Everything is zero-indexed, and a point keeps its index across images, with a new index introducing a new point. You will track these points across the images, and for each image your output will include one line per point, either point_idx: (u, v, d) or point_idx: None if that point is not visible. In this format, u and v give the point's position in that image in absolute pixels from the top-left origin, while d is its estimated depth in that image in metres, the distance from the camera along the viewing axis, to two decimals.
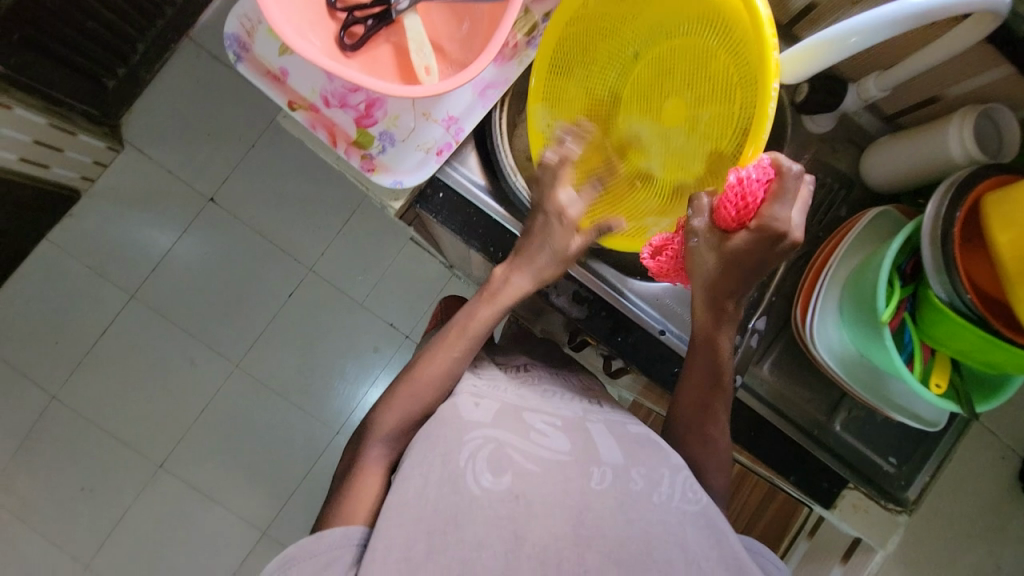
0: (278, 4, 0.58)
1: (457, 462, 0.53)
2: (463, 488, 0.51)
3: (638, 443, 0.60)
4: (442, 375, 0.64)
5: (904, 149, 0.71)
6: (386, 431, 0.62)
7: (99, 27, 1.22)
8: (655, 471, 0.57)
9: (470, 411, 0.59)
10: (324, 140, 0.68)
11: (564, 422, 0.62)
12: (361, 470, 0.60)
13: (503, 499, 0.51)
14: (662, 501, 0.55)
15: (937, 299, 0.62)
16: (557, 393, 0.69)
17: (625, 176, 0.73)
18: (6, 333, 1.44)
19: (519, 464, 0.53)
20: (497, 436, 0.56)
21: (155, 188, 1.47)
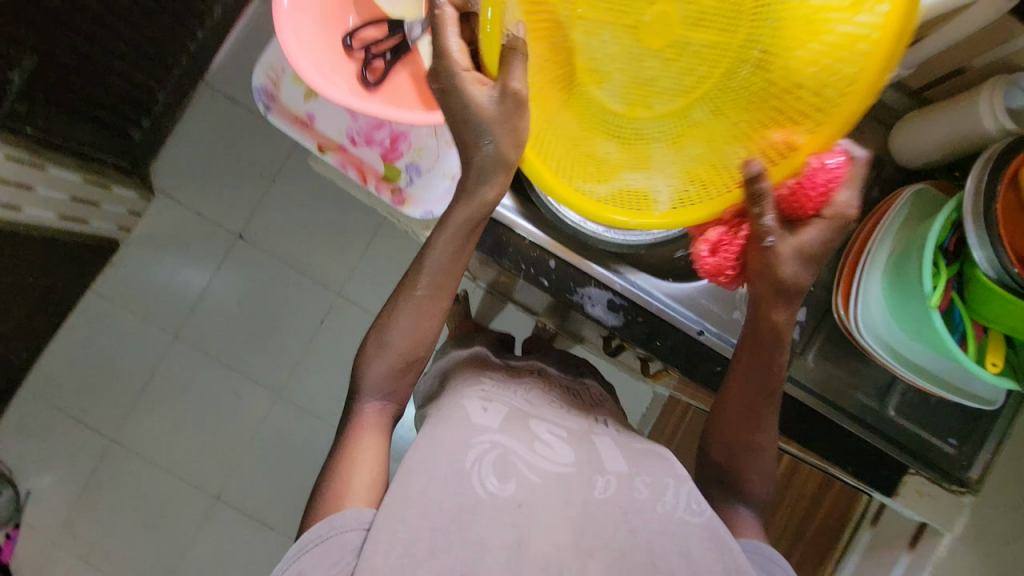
0: (304, 55, 0.60)
1: (463, 462, 0.55)
2: (469, 488, 0.53)
3: (644, 456, 0.63)
4: (422, 330, 0.59)
5: (933, 126, 0.70)
6: (372, 386, 0.60)
7: (123, 85, 1.27)
8: (660, 481, 0.60)
9: (478, 415, 0.60)
10: (355, 178, 0.70)
11: (571, 431, 0.64)
12: (356, 430, 0.58)
13: (509, 506, 0.53)
14: (665, 512, 0.57)
15: (986, 277, 0.59)
16: (561, 399, 0.71)
17: (573, 113, 0.56)
18: (62, 383, 1.51)
19: (522, 472, 0.56)
20: (504, 440, 0.58)
21: (187, 231, 1.54)
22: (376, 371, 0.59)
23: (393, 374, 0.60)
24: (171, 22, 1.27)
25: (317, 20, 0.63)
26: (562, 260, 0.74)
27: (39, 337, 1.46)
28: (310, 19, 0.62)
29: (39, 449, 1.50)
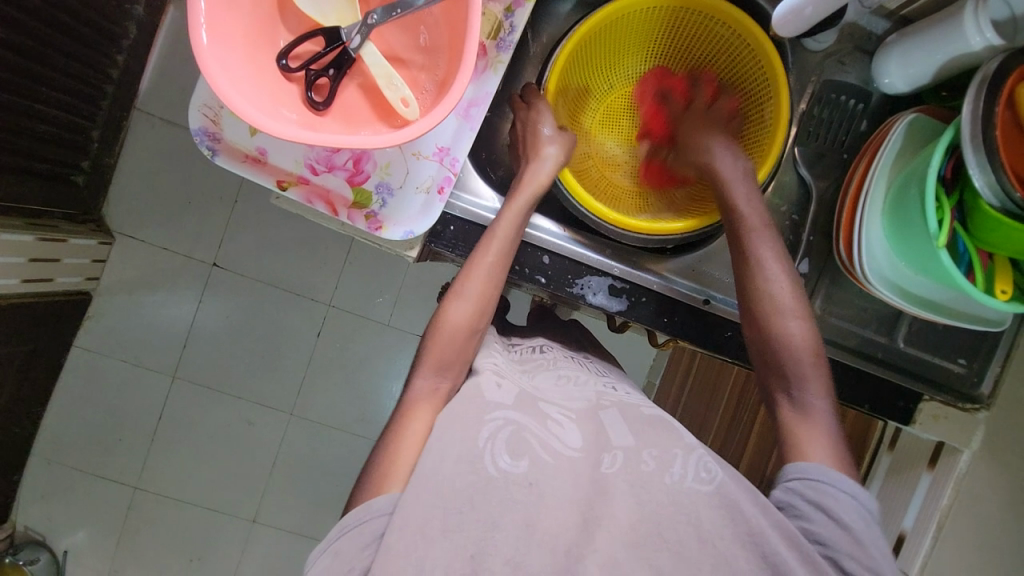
0: (238, 90, 0.54)
1: (476, 442, 0.53)
2: (481, 469, 0.51)
3: (653, 427, 0.60)
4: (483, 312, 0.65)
5: (922, 51, 0.67)
6: (431, 363, 0.62)
7: (52, 129, 1.17)
8: (668, 452, 0.57)
9: (493, 390, 0.59)
10: (324, 211, 0.65)
11: (580, 411, 0.61)
12: (411, 406, 0.60)
13: (520, 484, 0.51)
14: (674, 483, 0.54)
15: (987, 206, 0.58)
16: (569, 372, 0.68)
17: (604, 191, 0.84)
18: (69, 444, 1.48)
19: (536, 451, 0.54)
20: (517, 418, 0.56)
21: (159, 268, 1.47)
22: (438, 345, 0.63)
23: (449, 346, 0.63)
24: (86, 51, 1.16)
25: (244, 47, 0.56)
26: (556, 253, 0.73)
27: (34, 404, 1.41)
28: (236, 47, 0.55)
29: (66, 511, 1.49)
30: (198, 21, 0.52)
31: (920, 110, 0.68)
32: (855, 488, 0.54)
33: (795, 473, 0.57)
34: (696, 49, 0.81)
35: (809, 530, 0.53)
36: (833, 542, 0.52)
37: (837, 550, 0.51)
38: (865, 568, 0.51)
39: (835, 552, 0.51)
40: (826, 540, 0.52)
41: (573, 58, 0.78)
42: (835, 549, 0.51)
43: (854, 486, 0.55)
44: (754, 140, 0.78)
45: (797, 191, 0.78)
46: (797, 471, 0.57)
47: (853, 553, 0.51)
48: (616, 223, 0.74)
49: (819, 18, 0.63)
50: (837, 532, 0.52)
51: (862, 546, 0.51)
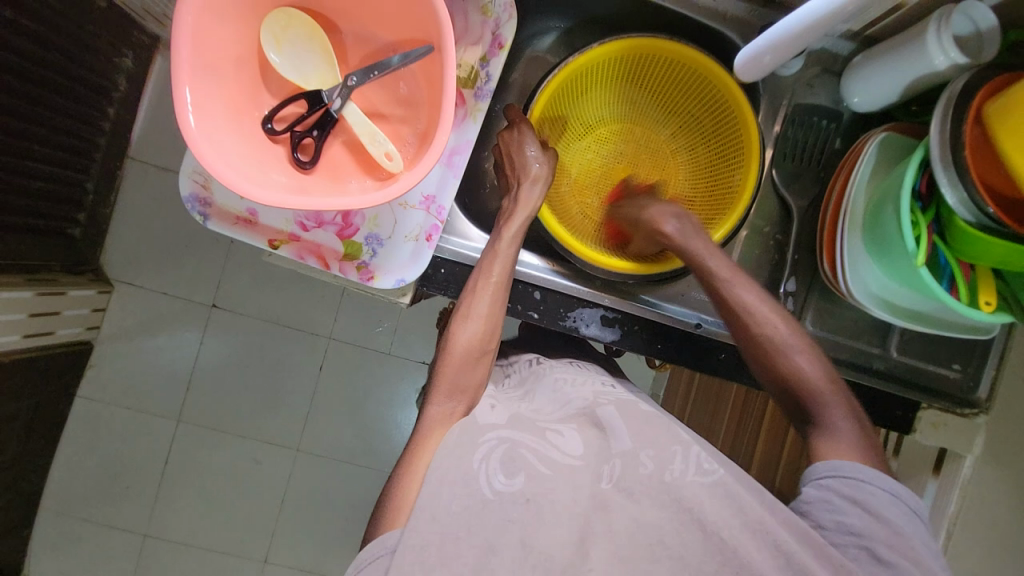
0: (227, 163, 0.56)
1: (469, 465, 0.53)
2: (477, 491, 0.51)
3: (646, 424, 0.60)
4: (478, 339, 0.64)
5: (887, 70, 0.69)
6: (445, 386, 0.61)
7: (48, 185, 1.19)
8: (666, 451, 0.57)
9: (485, 416, 0.60)
10: (316, 266, 0.66)
11: (575, 419, 0.61)
12: (426, 429, 0.59)
13: (517, 502, 0.51)
14: (674, 480, 0.54)
15: (962, 221, 0.60)
16: (565, 378, 0.69)
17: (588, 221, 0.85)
18: (77, 494, 1.48)
19: (531, 464, 0.54)
20: (512, 436, 0.56)
21: (160, 313, 1.48)
22: (453, 369, 0.62)
23: (464, 365, 0.63)
24: (78, 108, 1.18)
25: (230, 119, 0.58)
26: (547, 288, 0.74)
27: (41, 457, 1.41)
28: (221, 120, 0.57)
29: (78, 562, 1.48)
30: (182, 100, 0.54)
31: (890, 128, 0.70)
32: (871, 470, 0.55)
33: (820, 472, 0.57)
34: (671, 86, 0.82)
35: (840, 522, 0.53)
36: (866, 532, 0.52)
37: (872, 538, 0.52)
38: (903, 555, 0.51)
39: (869, 542, 0.51)
40: (860, 532, 0.52)
41: (558, 96, 0.79)
42: (872, 540, 0.52)
43: (871, 468, 0.56)
44: (730, 183, 0.79)
45: (779, 211, 0.80)
46: (824, 468, 0.57)
47: (888, 541, 0.51)
48: (574, 250, 0.75)
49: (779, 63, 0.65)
50: (867, 520, 0.53)
51: (894, 530, 0.52)
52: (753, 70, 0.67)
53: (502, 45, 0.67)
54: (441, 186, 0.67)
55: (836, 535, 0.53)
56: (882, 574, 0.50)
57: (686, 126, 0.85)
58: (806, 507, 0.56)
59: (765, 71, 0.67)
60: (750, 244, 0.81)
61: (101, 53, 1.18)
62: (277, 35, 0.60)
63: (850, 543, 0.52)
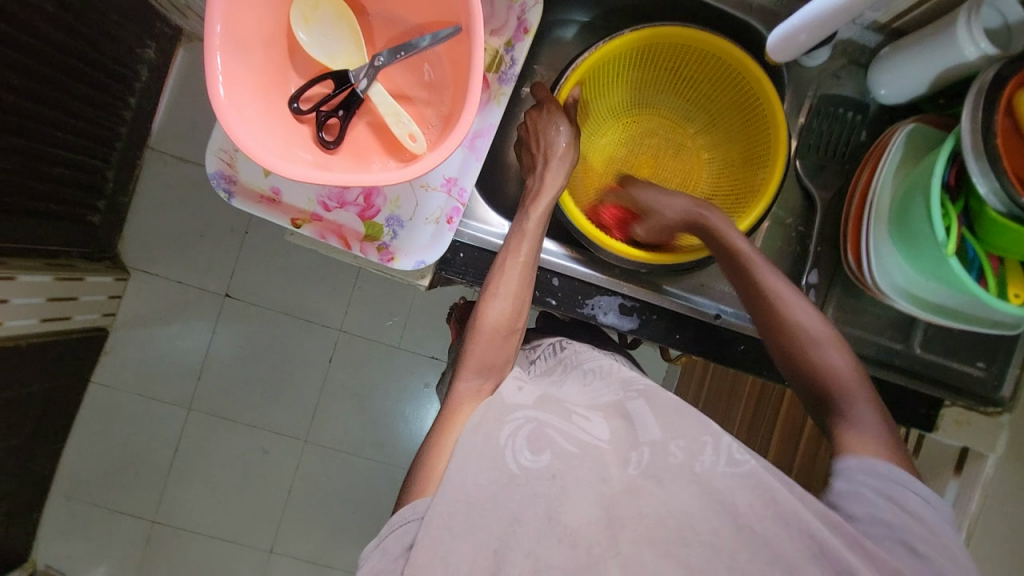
0: (255, 138, 0.56)
1: (496, 440, 0.53)
2: (503, 465, 0.51)
3: (677, 414, 0.57)
4: (505, 323, 0.64)
5: (917, 61, 0.68)
6: (472, 362, 0.61)
7: (70, 171, 1.20)
8: (697, 441, 0.55)
9: (512, 395, 0.59)
10: (337, 246, 0.67)
11: (603, 408, 0.60)
12: (455, 404, 0.59)
13: (542, 478, 0.50)
14: (705, 470, 0.53)
15: (993, 211, 0.59)
16: (594, 370, 0.67)
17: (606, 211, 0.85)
18: (88, 478, 1.49)
19: (559, 445, 0.53)
20: (539, 416, 0.55)
21: (174, 301, 1.49)
22: (478, 349, 0.62)
23: (490, 344, 0.63)
24: (101, 95, 1.20)
25: (258, 94, 0.59)
26: (565, 275, 0.74)
27: (54, 441, 1.43)
28: (250, 94, 0.58)
29: (86, 547, 1.50)
30: (214, 70, 0.55)
31: (918, 120, 0.69)
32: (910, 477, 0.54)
33: (852, 471, 0.55)
34: (703, 82, 0.82)
35: (873, 515, 0.52)
36: (904, 528, 0.51)
37: (911, 535, 0.50)
38: (935, 546, 0.50)
39: (906, 537, 0.50)
40: (891, 523, 0.51)
41: (589, 80, 0.79)
42: (910, 536, 0.50)
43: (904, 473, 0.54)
44: (754, 178, 0.79)
45: (802, 203, 0.80)
46: (853, 464, 0.56)
47: (921, 533, 0.50)
48: (590, 235, 0.74)
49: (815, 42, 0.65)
50: (903, 515, 0.51)
51: (927, 523, 0.51)
52: (787, 52, 0.67)
53: (527, 30, 0.67)
54: (462, 169, 0.67)
55: (869, 529, 0.52)
56: (922, 570, 0.49)
57: (714, 122, 0.85)
58: (839, 501, 0.54)
59: (800, 51, 0.67)
60: (772, 235, 0.80)
61: (124, 42, 1.20)
62: (306, 14, 0.60)
63: (889, 539, 0.51)
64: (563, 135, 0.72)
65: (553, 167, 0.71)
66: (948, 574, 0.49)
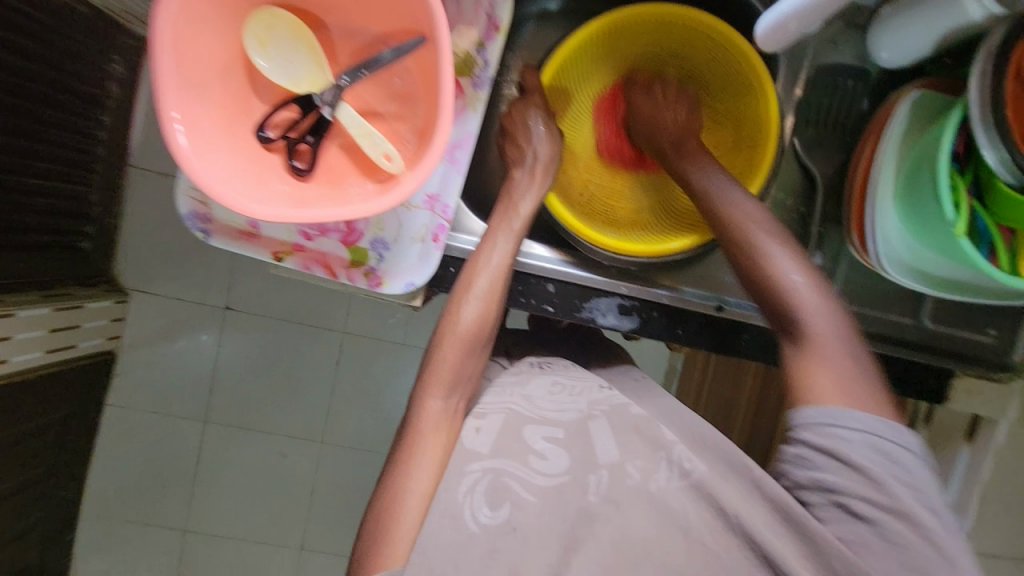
0: (221, 180, 0.53)
1: (455, 498, 0.53)
2: (463, 526, 0.52)
3: (637, 430, 0.58)
4: (478, 329, 0.62)
5: (920, 22, 0.63)
6: (439, 384, 0.60)
7: (50, 199, 1.17)
8: (653, 461, 0.55)
9: (472, 438, 0.58)
10: (323, 275, 0.64)
11: (565, 424, 0.59)
12: (418, 431, 0.58)
13: (502, 532, 0.52)
14: (659, 489, 0.54)
15: (1004, 184, 0.56)
16: (565, 383, 0.66)
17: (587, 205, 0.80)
18: (116, 495, 1.53)
19: (517, 493, 0.54)
20: (499, 464, 0.55)
21: (174, 319, 1.49)
22: (449, 363, 0.61)
23: (459, 357, 0.61)
24: (69, 117, 1.15)
25: (221, 132, 0.56)
26: (560, 281, 0.72)
27: (76, 465, 1.46)
28: (213, 134, 0.55)
29: (122, 559, 1.55)
30: (170, 118, 0.52)
31: (923, 86, 0.65)
32: (866, 415, 0.50)
33: (801, 417, 0.53)
34: (694, 66, 0.77)
35: (816, 479, 0.51)
36: (844, 488, 0.49)
37: (849, 495, 0.49)
38: (885, 508, 0.48)
39: (842, 496, 0.49)
40: (837, 486, 0.50)
41: (573, 63, 0.75)
42: (846, 496, 0.49)
43: (868, 416, 0.50)
44: (746, 164, 0.74)
45: (801, 182, 0.77)
46: (803, 413, 0.53)
47: (868, 495, 0.49)
48: (582, 235, 0.73)
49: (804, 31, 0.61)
50: (845, 474, 0.50)
51: (883, 488, 0.48)
52: (772, 43, 0.63)
53: (498, 27, 0.63)
54: (442, 184, 0.65)
55: (815, 493, 0.51)
56: (861, 530, 0.48)
57: (703, 108, 0.80)
58: (785, 465, 0.54)
59: (786, 43, 0.63)
60: (772, 219, 0.78)
61: (86, 59, 1.14)
62: (261, 37, 0.57)
63: (827, 502, 0.50)
64: (539, 128, 0.69)
65: (525, 161, 0.68)
66: (893, 537, 0.47)
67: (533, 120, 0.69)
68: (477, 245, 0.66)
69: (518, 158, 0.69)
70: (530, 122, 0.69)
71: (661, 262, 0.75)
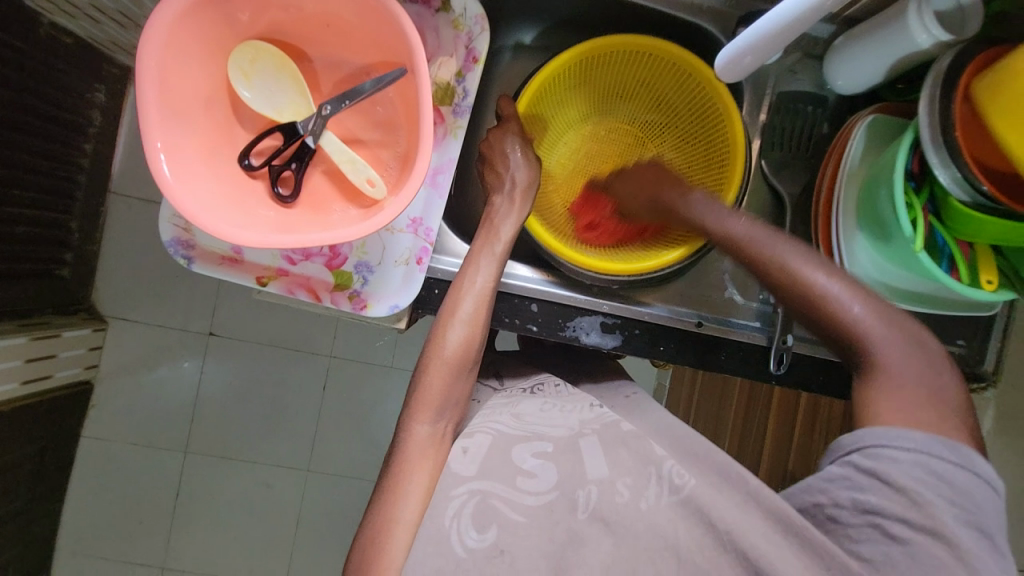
0: (205, 208, 0.54)
1: (441, 523, 0.53)
2: (449, 550, 0.51)
3: (624, 448, 0.58)
4: (463, 352, 0.62)
5: (873, 52, 0.68)
6: (427, 408, 0.60)
7: (29, 228, 1.16)
8: (642, 477, 0.55)
9: (459, 461, 0.57)
10: (307, 299, 0.65)
11: (554, 441, 0.59)
12: (406, 457, 0.58)
13: (490, 556, 0.51)
14: (649, 506, 0.53)
15: (958, 201, 0.59)
16: (554, 406, 0.66)
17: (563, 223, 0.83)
18: (91, 533, 1.47)
19: (503, 514, 0.53)
20: (485, 485, 0.55)
21: (155, 347, 1.46)
22: (434, 387, 0.61)
23: (448, 378, 0.62)
24: (52, 146, 1.15)
25: (205, 160, 0.57)
26: (544, 300, 0.73)
27: (51, 501, 1.40)
28: (197, 164, 0.56)
29: None
30: (154, 149, 0.52)
31: (878, 110, 0.69)
32: (919, 433, 0.50)
33: (848, 444, 0.53)
34: (664, 92, 0.81)
35: (858, 500, 0.50)
36: (885, 509, 0.48)
37: (888, 516, 0.48)
38: (924, 530, 0.47)
39: (882, 518, 0.48)
40: (880, 509, 0.49)
41: (550, 88, 0.78)
42: (888, 516, 0.48)
43: (915, 433, 0.50)
44: (715, 184, 0.77)
45: (771, 201, 0.80)
46: (849, 441, 0.53)
47: (909, 517, 0.47)
48: (563, 256, 0.74)
49: (761, 62, 0.64)
50: (889, 496, 0.49)
51: (924, 508, 0.47)
52: (732, 74, 0.66)
53: (477, 58, 0.65)
54: (424, 208, 0.66)
55: (855, 514, 0.50)
56: (894, 551, 0.47)
57: (673, 131, 0.83)
58: (822, 483, 0.53)
59: (744, 74, 0.66)
60: None
61: (72, 89, 1.15)
62: (246, 70, 0.58)
63: (864, 522, 0.49)
64: (517, 152, 0.71)
65: (503, 188, 0.70)
66: (926, 557, 0.46)
67: (512, 145, 0.71)
68: (461, 268, 0.67)
69: (498, 183, 0.71)
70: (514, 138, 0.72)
71: (640, 281, 0.77)
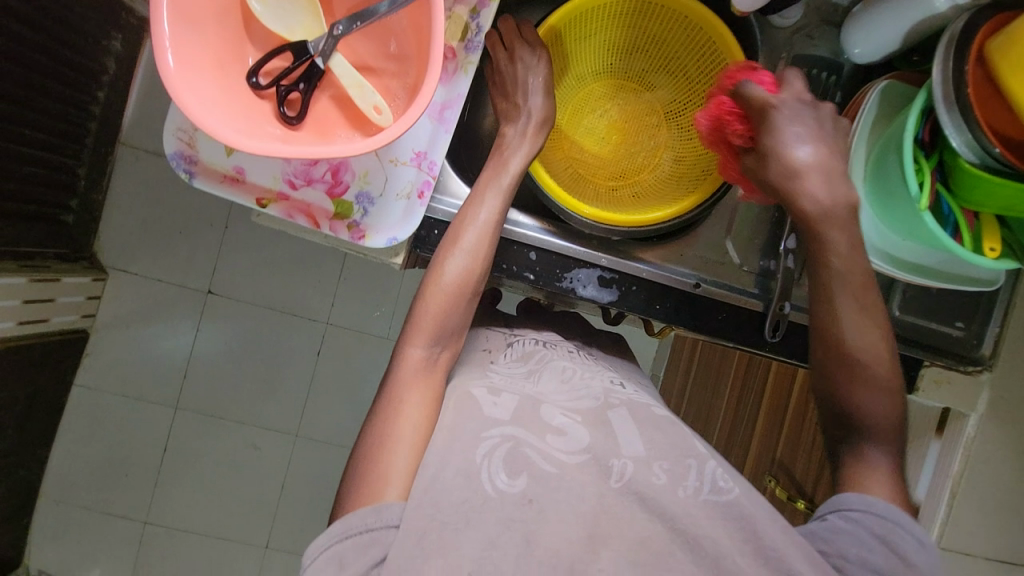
0: (208, 109, 0.54)
1: (473, 459, 0.51)
2: (478, 487, 0.49)
3: (658, 429, 0.58)
4: (459, 287, 0.62)
5: (889, 16, 0.67)
6: (426, 333, 0.59)
7: (39, 169, 1.16)
8: (680, 465, 0.54)
9: (487, 407, 0.57)
10: (305, 225, 0.65)
11: (586, 410, 0.59)
12: (400, 378, 0.57)
13: (519, 504, 0.49)
14: (687, 496, 0.52)
15: (966, 163, 0.58)
16: (575, 372, 0.66)
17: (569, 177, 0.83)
18: (76, 482, 1.47)
19: (536, 465, 0.52)
20: (517, 433, 0.54)
21: (153, 301, 1.46)
22: (435, 312, 0.60)
23: (446, 308, 0.61)
24: (65, 90, 1.15)
25: (211, 65, 0.56)
26: (542, 249, 0.73)
27: (39, 447, 1.40)
28: (203, 66, 0.56)
29: (79, 550, 1.48)
30: (161, 32, 0.52)
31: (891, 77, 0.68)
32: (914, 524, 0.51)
33: (852, 503, 0.52)
34: (670, 48, 0.81)
35: (864, 558, 0.48)
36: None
37: None
38: None
39: None
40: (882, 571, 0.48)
41: (556, 37, 0.78)
42: None
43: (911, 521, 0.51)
44: None
45: None
46: (853, 499, 0.53)
47: None
48: (563, 204, 0.74)
49: None
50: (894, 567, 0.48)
51: None
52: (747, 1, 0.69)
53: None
54: (428, 143, 0.66)
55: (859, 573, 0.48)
56: None
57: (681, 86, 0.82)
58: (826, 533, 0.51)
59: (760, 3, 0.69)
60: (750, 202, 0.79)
61: (88, 35, 1.15)
62: None
63: None
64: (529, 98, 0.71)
65: (516, 126, 0.69)
66: None
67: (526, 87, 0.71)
68: (466, 204, 0.66)
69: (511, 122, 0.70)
70: (524, 80, 0.71)
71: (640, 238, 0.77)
